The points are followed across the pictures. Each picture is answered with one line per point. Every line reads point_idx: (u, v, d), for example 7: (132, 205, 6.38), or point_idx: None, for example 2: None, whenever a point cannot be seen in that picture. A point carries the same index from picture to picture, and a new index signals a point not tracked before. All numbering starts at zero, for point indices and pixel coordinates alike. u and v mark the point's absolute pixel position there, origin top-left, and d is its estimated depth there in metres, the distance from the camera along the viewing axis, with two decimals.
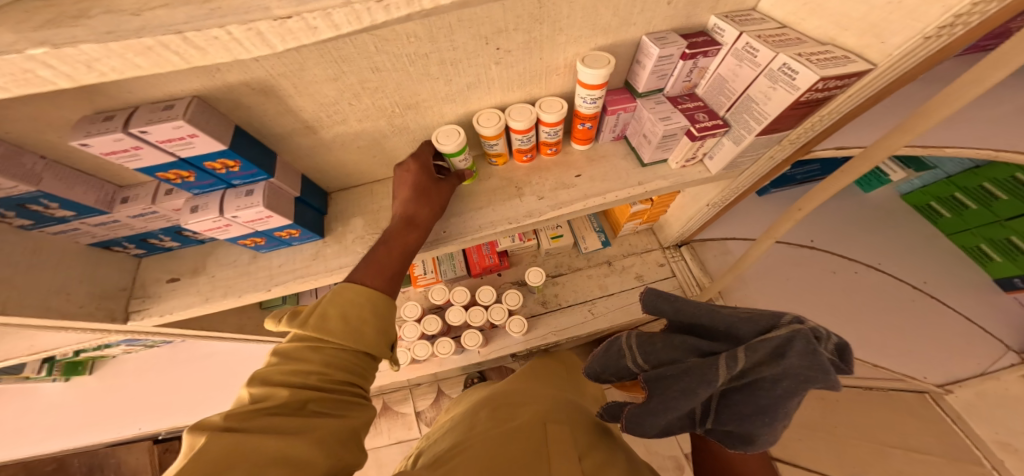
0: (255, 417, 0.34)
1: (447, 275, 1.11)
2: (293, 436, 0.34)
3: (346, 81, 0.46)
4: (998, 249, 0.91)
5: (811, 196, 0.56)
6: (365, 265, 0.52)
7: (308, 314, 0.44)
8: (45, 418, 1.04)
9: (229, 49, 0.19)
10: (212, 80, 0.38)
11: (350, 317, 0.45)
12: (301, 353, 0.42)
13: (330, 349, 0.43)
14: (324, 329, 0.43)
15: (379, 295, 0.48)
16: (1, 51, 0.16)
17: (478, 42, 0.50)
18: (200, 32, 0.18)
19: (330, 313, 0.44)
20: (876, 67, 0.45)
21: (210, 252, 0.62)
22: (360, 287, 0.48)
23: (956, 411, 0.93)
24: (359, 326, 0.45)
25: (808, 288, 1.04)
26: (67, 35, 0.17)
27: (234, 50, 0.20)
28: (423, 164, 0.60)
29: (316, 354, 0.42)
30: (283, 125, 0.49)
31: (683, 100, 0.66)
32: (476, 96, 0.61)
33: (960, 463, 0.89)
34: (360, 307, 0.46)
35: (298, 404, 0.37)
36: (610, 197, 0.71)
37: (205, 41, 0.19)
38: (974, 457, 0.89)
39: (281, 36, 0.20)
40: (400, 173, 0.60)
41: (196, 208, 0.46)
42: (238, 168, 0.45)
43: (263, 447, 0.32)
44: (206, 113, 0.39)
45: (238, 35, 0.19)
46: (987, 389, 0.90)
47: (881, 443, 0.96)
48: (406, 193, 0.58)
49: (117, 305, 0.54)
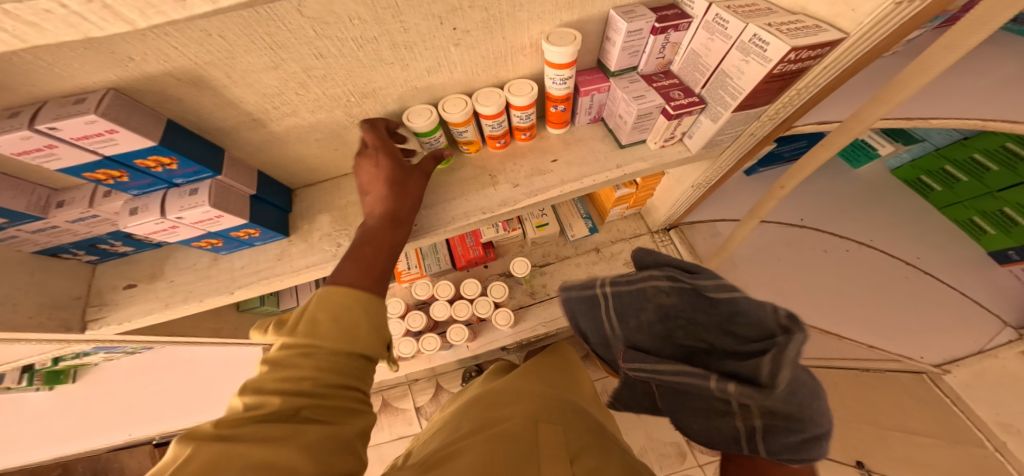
0: (243, 424, 0.31)
1: (431, 270, 1.09)
2: (278, 444, 0.30)
3: (288, 69, 0.43)
4: (991, 221, 0.88)
5: (793, 174, 0.53)
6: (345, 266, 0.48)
7: (300, 319, 0.41)
8: (32, 427, 1.03)
9: (65, 20, 0.24)
10: (128, 70, 0.35)
11: (342, 318, 0.41)
12: (290, 360, 0.38)
13: (324, 353, 0.39)
14: (318, 337, 0.39)
15: (365, 294, 0.44)
16: None
17: (432, 22, 0.47)
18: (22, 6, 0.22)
19: (319, 318, 0.41)
20: (848, 36, 0.42)
21: (167, 256, 0.60)
22: (348, 287, 0.44)
23: (955, 393, 0.89)
24: (352, 328, 0.42)
25: (799, 269, 1.02)
26: None
27: (78, 26, 0.24)
28: (389, 154, 0.54)
29: (309, 358, 0.38)
30: (225, 118, 0.46)
31: (657, 78, 0.63)
32: (438, 81, 0.58)
33: (961, 445, 0.85)
34: (351, 309, 0.42)
35: (289, 411, 0.33)
36: (587, 182, 0.68)
37: (35, 15, 0.23)
38: (976, 440, 0.85)
39: (140, 11, 0.24)
40: (366, 163, 0.53)
41: (135, 210, 0.44)
42: (176, 166, 0.42)
43: (247, 455, 0.28)
44: (128, 106, 0.36)
45: (81, 9, 0.23)
46: (982, 369, 0.87)
47: (881, 427, 0.97)
48: (380, 189, 0.53)
49: (73, 315, 0.52)
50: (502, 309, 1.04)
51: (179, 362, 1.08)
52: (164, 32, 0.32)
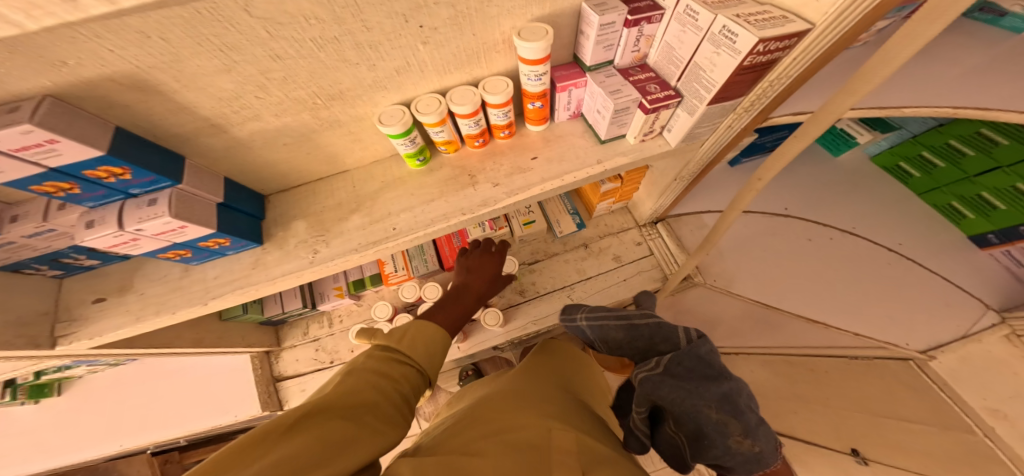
0: (320, 418, 0.31)
1: (419, 271, 1.06)
2: (355, 425, 0.32)
3: (243, 71, 0.41)
4: (969, 205, 0.86)
5: (770, 166, 0.53)
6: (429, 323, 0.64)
7: (400, 334, 0.47)
8: (17, 443, 1.01)
9: None
10: (62, 76, 0.33)
11: (430, 351, 0.47)
12: (383, 365, 0.42)
13: (408, 367, 0.44)
14: (411, 353, 0.45)
15: (434, 340, 0.49)
16: None
17: (397, 20, 0.45)
18: None
19: (415, 339, 0.47)
20: (814, 27, 0.41)
21: (137, 268, 0.58)
22: (432, 329, 0.50)
23: (942, 379, 0.75)
24: (431, 356, 0.47)
25: (783, 257, 1.03)
26: None
27: None
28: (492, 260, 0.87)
29: (398, 365, 0.43)
30: (181, 124, 0.44)
31: (634, 72, 0.62)
32: (410, 81, 0.57)
33: (951, 432, 0.68)
34: (433, 345, 0.48)
35: (364, 405, 0.35)
36: (568, 179, 0.67)
37: None
38: (964, 426, 0.67)
39: (24, 12, 0.26)
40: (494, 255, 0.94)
41: (92, 222, 0.43)
42: (131, 176, 0.41)
43: (328, 436, 0.30)
44: (69, 115, 0.35)
45: None
46: (969, 353, 0.76)
47: (872, 413, 0.76)
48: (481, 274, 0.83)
49: (41, 331, 0.51)
50: (490, 309, 1.04)
51: (165, 371, 1.06)
52: (96, 35, 0.30)
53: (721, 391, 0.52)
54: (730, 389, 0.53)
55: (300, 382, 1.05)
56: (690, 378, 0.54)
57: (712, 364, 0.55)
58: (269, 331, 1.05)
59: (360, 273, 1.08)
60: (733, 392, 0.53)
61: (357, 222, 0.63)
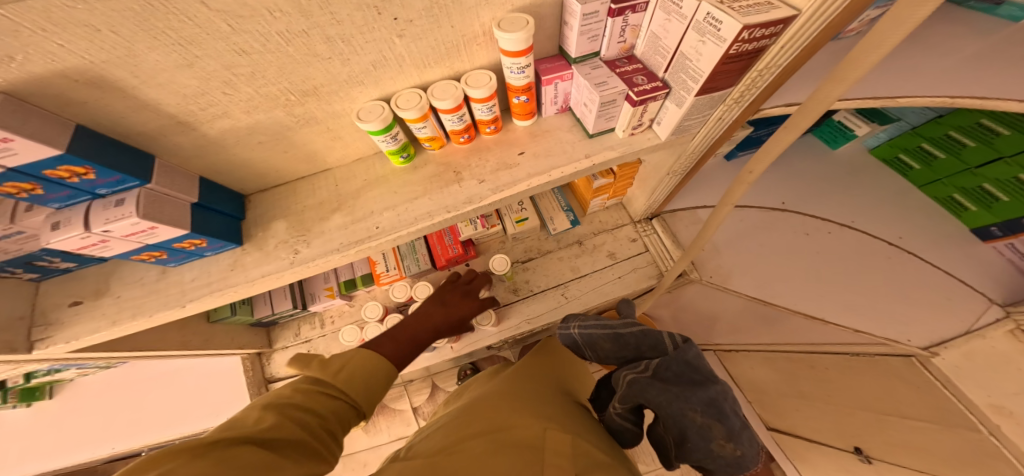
0: (237, 444, 0.31)
1: (411, 271, 1.05)
2: (277, 452, 0.33)
3: (206, 67, 0.40)
4: (972, 198, 0.81)
5: (760, 158, 0.50)
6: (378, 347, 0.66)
7: (340, 364, 0.47)
8: (12, 447, 1.01)
9: None
10: (10, 73, 0.31)
11: (370, 379, 0.48)
12: (314, 397, 0.42)
13: (341, 402, 0.44)
14: (348, 386, 0.46)
15: (379, 362, 0.51)
16: None
17: (368, 12, 0.44)
18: None
19: (356, 371, 0.48)
20: (800, 12, 0.39)
21: (114, 271, 0.57)
22: (378, 357, 0.51)
23: (945, 375, 0.65)
24: (370, 382, 0.48)
25: (779, 252, 1.00)
26: None
27: None
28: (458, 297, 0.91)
29: (329, 400, 0.43)
30: (147, 122, 0.43)
31: (620, 64, 0.60)
32: (387, 76, 0.55)
33: (955, 429, 0.62)
34: (375, 375, 0.49)
35: (288, 432, 0.35)
36: (555, 174, 0.66)
37: None
38: (969, 423, 0.59)
39: None
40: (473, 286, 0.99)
41: (58, 224, 0.42)
42: (95, 175, 0.40)
43: (245, 457, 0.30)
44: (21, 114, 0.33)
45: None
46: (974, 349, 0.65)
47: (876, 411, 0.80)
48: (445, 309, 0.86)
49: (17, 336, 0.51)
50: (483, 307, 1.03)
51: (158, 374, 1.06)
52: (41, 28, 0.29)
53: (707, 397, 0.49)
54: (718, 394, 0.49)
55: None
56: (672, 381, 0.52)
57: (700, 365, 0.52)
58: (260, 332, 1.04)
59: (352, 272, 1.07)
60: (720, 396, 0.49)
61: (338, 221, 0.62)
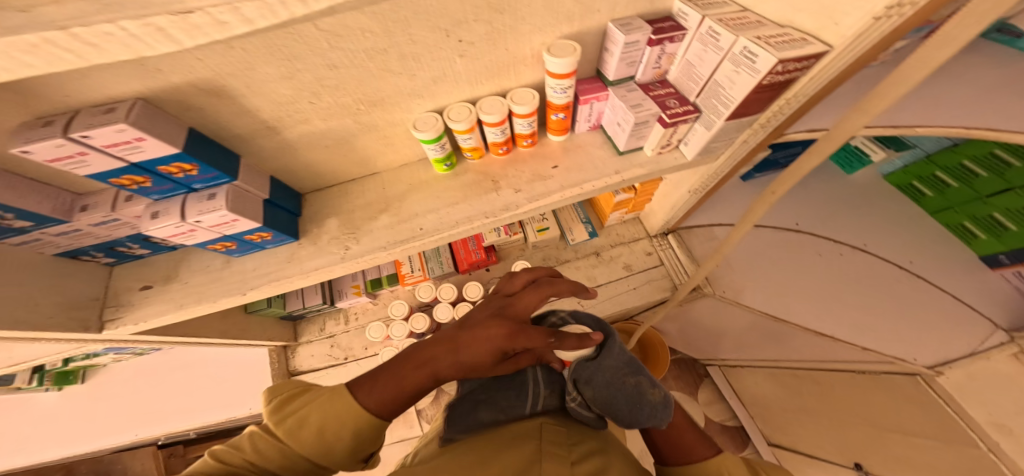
0: None
1: (434, 273, 1.09)
2: None
3: (302, 79, 0.45)
4: (983, 227, 0.85)
5: (783, 180, 0.55)
6: (394, 373, 0.41)
7: (297, 409, 0.39)
8: (40, 429, 1.04)
9: (117, 37, 0.26)
10: (154, 82, 0.37)
11: (325, 432, 0.38)
12: (267, 446, 0.37)
13: (292, 455, 0.37)
14: (294, 442, 0.37)
15: (343, 407, 0.39)
16: None
17: (438, 35, 0.49)
18: (87, 27, 0.25)
19: (309, 419, 0.38)
20: (832, 49, 0.43)
21: (182, 259, 0.62)
22: (344, 398, 0.39)
23: (948, 395, 0.71)
24: (327, 442, 0.38)
25: (793, 271, 1.04)
26: None
27: (129, 43, 0.27)
28: (504, 333, 0.44)
29: (281, 449, 0.37)
30: (242, 126, 0.48)
31: (654, 87, 0.65)
32: (443, 90, 0.60)
33: (955, 445, 0.69)
34: (336, 423, 0.38)
35: None
36: (586, 187, 0.71)
37: (96, 35, 0.26)
38: (967, 439, 0.66)
39: (184, 31, 0.28)
40: (523, 298, 0.52)
41: (157, 213, 0.46)
42: (197, 171, 0.44)
43: None
44: (153, 116, 0.38)
45: (132, 29, 0.26)
46: (978, 370, 0.69)
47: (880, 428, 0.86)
48: (476, 336, 0.44)
49: (91, 315, 0.55)
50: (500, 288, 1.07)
51: (184, 363, 1.09)
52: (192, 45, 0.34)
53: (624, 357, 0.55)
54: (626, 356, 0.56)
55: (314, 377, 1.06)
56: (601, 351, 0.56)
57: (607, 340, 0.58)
58: (287, 325, 1.07)
59: (378, 272, 1.11)
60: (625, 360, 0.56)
61: (385, 221, 0.66)
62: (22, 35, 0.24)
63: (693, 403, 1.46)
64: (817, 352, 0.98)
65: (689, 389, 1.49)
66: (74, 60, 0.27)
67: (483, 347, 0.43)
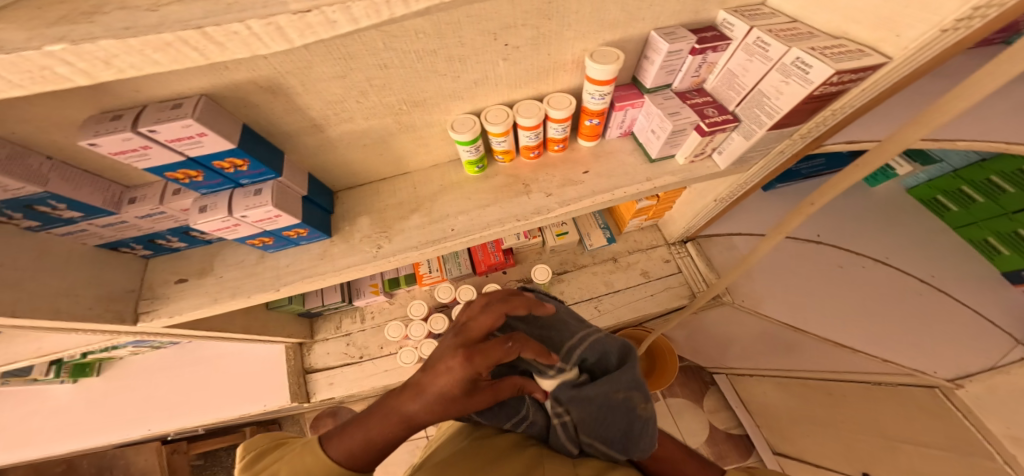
0: None
1: (452, 274, 1.10)
2: None
3: (353, 78, 0.45)
4: (1005, 242, 0.84)
5: (822, 193, 0.50)
6: (359, 425, 0.39)
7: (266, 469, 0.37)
8: (53, 420, 1.03)
9: (247, 42, 0.22)
10: (219, 79, 0.38)
11: None
12: None
13: None
14: None
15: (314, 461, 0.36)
16: (21, 48, 0.19)
17: (487, 38, 0.49)
18: (219, 26, 0.20)
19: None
20: (890, 61, 0.43)
21: (217, 253, 0.62)
22: (315, 451, 0.37)
23: (967, 407, 0.71)
24: None
25: (811, 283, 1.02)
26: (82, 32, 0.20)
27: (253, 46, 0.22)
28: (460, 364, 0.39)
29: None
30: (290, 123, 0.49)
31: (691, 95, 0.65)
32: (483, 93, 0.60)
33: (967, 456, 0.69)
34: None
35: None
36: (618, 193, 0.71)
37: (226, 37, 0.21)
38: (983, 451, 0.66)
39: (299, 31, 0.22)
40: (476, 320, 0.45)
41: (205, 207, 0.46)
42: (247, 167, 0.45)
43: None
44: (214, 112, 0.39)
45: (259, 30, 0.21)
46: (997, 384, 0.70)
47: (889, 438, 0.87)
48: (435, 371, 0.40)
49: (127, 307, 0.54)
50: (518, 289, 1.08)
51: (198, 359, 1.09)
52: None
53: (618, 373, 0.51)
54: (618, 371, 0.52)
55: (329, 375, 1.06)
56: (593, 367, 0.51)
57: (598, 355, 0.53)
58: (304, 323, 1.07)
59: (396, 271, 1.11)
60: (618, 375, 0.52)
61: (417, 221, 0.66)
62: (156, 32, 0.20)
63: (698, 410, 1.50)
64: (831, 362, 0.97)
65: (695, 397, 1.52)
66: (198, 60, 0.22)
67: (443, 383, 0.39)
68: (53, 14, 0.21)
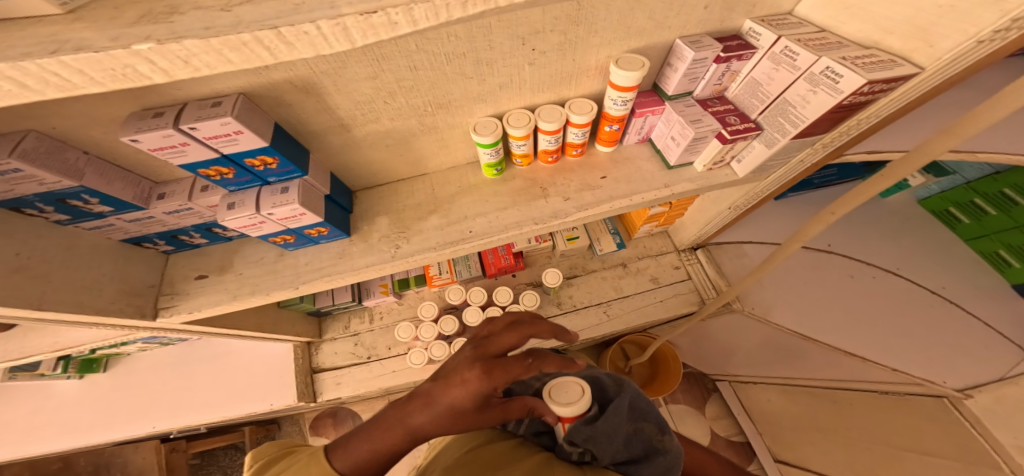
0: None
1: (462, 276, 1.10)
2: None
3: (384, 79, 0.46)
4: (1017, 255, 0.84)
5: (844, 199, 0.47)
6: (364, 435, 0.38)
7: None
8: (58, 416, 1.03)
9: (315, 42, 0.22)
10: (258, 78, 0.38)
11: None
12: None
13: None
14: None
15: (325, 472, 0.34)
16: (110, 48, 0.20)
17: (516, 42, 0.50)
18: (293, 27, 0.21)
19: None
20: (923, 71, 0.43)
21: (236, 250, 0.62)
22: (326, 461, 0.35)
23: (976, 416, 0.74)
24: None
25: (822, 293, 1.00)
26: (165, 32, 0.21)
27: (318, 46, 0.23)
28: (478, 377, 0.39)
29: None
30: (319, 122, 0.49)
31: (713, 103, 0.65)
32: (506, 96, 0.61)
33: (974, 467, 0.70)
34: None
35: None
36: (635, 199, 0.70)
37: (298, 36, 0.22)
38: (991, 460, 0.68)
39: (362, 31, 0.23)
40: (498, 337, 0.46)
41: (233, 204, 0.46)
42: (276, 165, 0.45)
43: None
44: (251, 110, 0.39)
45: (326, 30, 0.22)
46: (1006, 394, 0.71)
47: (894, 447, 0.86)
48: (452, 382, 0.40)
49: (146, 302, 0.54)
50: (528, 292, 1.08)
51: (205, 357, 1.08)
52: None
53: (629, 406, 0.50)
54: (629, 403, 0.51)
55: (336, 375, 1.05)
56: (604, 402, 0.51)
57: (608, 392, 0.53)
58: (313, 322, 1.07)
59: (405, 272, 1.11)
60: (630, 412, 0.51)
61: (435, 222, 0.66)
62: (235, 33, 0.21)
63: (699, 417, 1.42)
64: (835, 371, 0.99)
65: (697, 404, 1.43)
66: (267, 60, 0.23)
67: (460, 396, 0.39)
68: (133, 14, 0.22)
